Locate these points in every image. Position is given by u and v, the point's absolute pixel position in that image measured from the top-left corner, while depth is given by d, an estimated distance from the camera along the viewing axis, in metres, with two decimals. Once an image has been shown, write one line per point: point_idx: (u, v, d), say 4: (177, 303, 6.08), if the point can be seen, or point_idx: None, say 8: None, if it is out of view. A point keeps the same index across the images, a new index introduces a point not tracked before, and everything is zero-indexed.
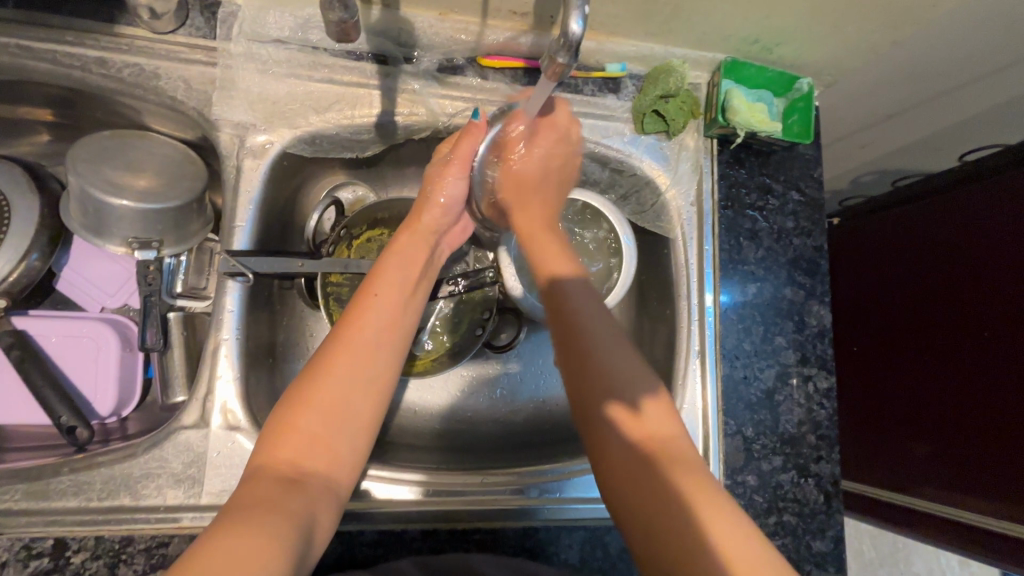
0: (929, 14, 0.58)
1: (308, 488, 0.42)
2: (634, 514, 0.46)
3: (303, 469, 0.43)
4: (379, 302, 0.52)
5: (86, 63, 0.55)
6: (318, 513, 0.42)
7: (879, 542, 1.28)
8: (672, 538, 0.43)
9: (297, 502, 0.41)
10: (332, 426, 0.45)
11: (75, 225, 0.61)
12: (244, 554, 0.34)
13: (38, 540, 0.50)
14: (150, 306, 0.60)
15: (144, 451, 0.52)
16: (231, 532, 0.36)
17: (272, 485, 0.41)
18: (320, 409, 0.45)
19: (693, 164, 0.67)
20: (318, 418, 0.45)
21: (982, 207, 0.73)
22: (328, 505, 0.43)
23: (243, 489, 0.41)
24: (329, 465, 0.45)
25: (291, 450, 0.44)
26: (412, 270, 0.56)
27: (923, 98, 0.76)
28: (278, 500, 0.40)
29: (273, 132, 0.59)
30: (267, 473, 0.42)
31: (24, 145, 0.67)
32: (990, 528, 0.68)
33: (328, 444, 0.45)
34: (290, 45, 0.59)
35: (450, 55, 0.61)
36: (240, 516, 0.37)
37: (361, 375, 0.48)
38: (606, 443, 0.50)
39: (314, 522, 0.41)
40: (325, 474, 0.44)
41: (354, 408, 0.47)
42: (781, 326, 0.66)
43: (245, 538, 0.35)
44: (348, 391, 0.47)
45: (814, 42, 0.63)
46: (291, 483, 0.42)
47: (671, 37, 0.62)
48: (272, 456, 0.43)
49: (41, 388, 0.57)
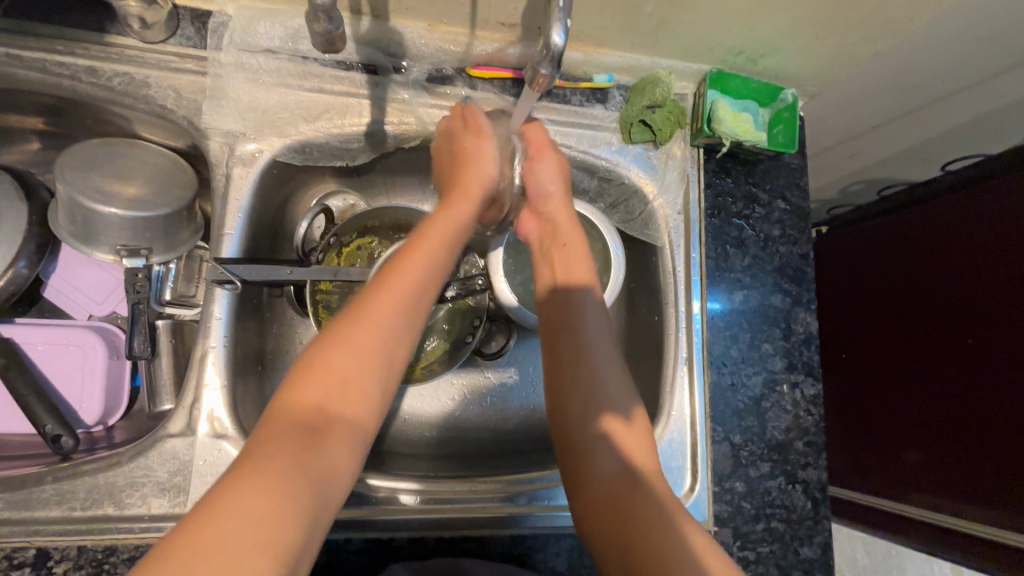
0: (907, 27, 0.59)
1: (331, 434, 0.41)
2: (608, 522, 0.49)
3: (329, 415, 0.42)
4: (421, 253, 0.50)
5: (76, 72, 0.55)
6: (337, 465, 0.41)
7: (873, 550, 1.28)
8: (639, 543, 0.46)
9: (318, 452, 0.40)
10: (364, 373, 0.44)
11: (63, 232, 0.61)
12: (251, 519, 0.35)
13: (19, 550, 0.49)
14: (138, 313, 0.60)
15: (128, 459, 0.52)
16: (244, 484, 0.36)
17: (293, 429, 0.40)
18: (353, 353, 0.44)
19: (680, 173, 0.68)
20: (348, 362, 0.43)
21: (967, 216, 0.74)
22: (349, 454, 0.42)
23: (267, 431, 0.40)
24: (357, 410, 0.43)
25: (318, 392, 0.42)
26: (455, 225, 0.55)
27: (906, 109, 0.78)
28: (300, 451, 0.39)
29: (263, 140, 0.60)
30: (289, 416, 0.41)
31: (14, 152, 0.67)
32: (972, 532, 0.69)
33: (357, 390, 0.43)
34: (280, 54, 0.59)
35: (440, 66, 0.62)
36: (250, 469, 0.37)
37: (395, 322, 0.46)
38: (585, 447, 0.53)
39: (331, 475, 0.40)
40: (351, 419, 0.43)
41: (388, 354, 0.45)
42: (768, 333, 0.66)
43: (256, 494, 0.36)
44: (382, 338, 0.45)
45: (796, 54, 0.64)
46: (315, 432, 0.41)
47: (657, 48, 0.63)
48: (296, 398, 0.42)
49: (25, 395, 0.57)
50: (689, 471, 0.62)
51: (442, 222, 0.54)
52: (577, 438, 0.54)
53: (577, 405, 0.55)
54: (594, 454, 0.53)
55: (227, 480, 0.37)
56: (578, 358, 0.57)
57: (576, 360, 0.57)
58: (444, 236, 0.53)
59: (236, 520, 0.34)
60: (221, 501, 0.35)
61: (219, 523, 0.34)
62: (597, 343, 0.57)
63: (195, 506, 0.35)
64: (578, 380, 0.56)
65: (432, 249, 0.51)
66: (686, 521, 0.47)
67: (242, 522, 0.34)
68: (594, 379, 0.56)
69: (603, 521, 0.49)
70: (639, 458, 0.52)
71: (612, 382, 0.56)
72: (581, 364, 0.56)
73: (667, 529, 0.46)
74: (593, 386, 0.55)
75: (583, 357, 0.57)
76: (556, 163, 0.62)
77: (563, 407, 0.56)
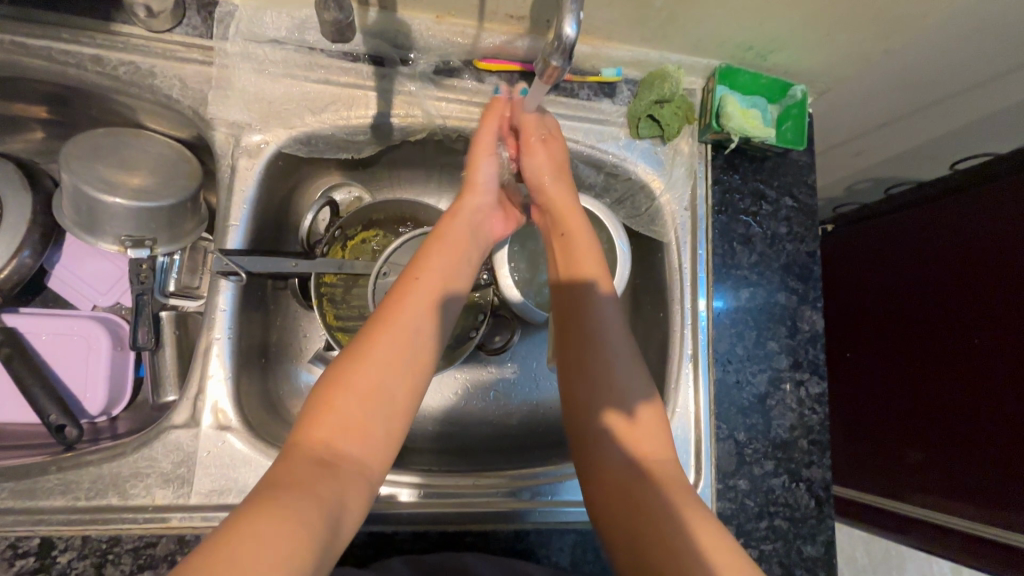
0: (919, 24, 0.58)
1: (340, 472, 0.42)
2: (622, 520, 0.48)
3: (338, 452, 0.43)
4: (421, 288, 0.52)
5: (81, 61, 0.55)
6: (349, 500, 0.41)
7: (873, 548, 1.28)
8: (652, 542, 0.45)
9: (328, 486, 0.40)
10: (369, 408, 0.45)
11: (68, 222, 0.60)
12: (275, 540, 0.34)
13: (24, 539, 0.49)
14: (142, 304, 0.60)
15: (133, 450, 0.52)
16: (264, 510, 0.36)
17: (304, 466, 0.41)
18: (360, 392, 0.45)
19: (688, 169, 0.67)
20: (355, 400, 0.45)
21: (975, 215, 0.73)
22: (359, 488, 0.42)
23: (278, 468, 0.41)
24: (366, 449, 0.44)
25: (327, 429, 0.43)
26: (455, 256, 0.56)
27: (916, 107, 0.77)
28: (312, 483, 0.40)
29: (268, 132, 0.59)
30: (301, 455, 0.42)
31: (18, 142, 0.67)
32: (975, 533, 0.69)
33: (365, 428, 0.44)
34: (286, 45, 0.59)
35: (447, 58, 0.62)
36: (270, 498, 0.37)
37: (398, 358, 0.48)
38: (597, 444, 0.53)
39: (341, 513, 0.40)
40: (358, 458, 0.43)
41: (391, 389, 0.46)
42: (774, 331, 0.66)
43: (275, 521, 0.35)
44: (388, 374, 0.47)
45: (807, 50, 0.63)
46: (326, 467, 0.41)
47: (666, 42, 0.63)
48: (307, 435, 0.43)
49: (30, 386, 0.57)
50: (693, 468, 0.62)
51: (434, 250, 0.55)
52: (585, 433, 0.54)
53: (583, 401, 0.54)
54: (604, 450, 0.52)
55: (239, 515, 0.36)
56: (586, 353, 0.55)
57: (583, 354, 0.56)
58: (438, 267, 0.54)
59: (255, 545, 0.33)
60: (238, 524, 0.35)
61: (241, 546, 0.33)
62: (605, 331, 0.56)
63: (216, 531, 0.34)
64: (587, 375, 0.55)
65: (428, 280, 0.53)
66: (698, 515, 0.47)
67: (262, 546, 0.33)
68: (606, 368, 0.55)
69: (615, 516, 0.49)
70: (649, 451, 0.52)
71: (623, 373, 0.55)
72: (592, 353, 0.55)
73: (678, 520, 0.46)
74: (600, 379, 0.54)
75: (595, 345, 0.56)
76: (548, 155, 0.61)
77: (574, 401, 0.55)
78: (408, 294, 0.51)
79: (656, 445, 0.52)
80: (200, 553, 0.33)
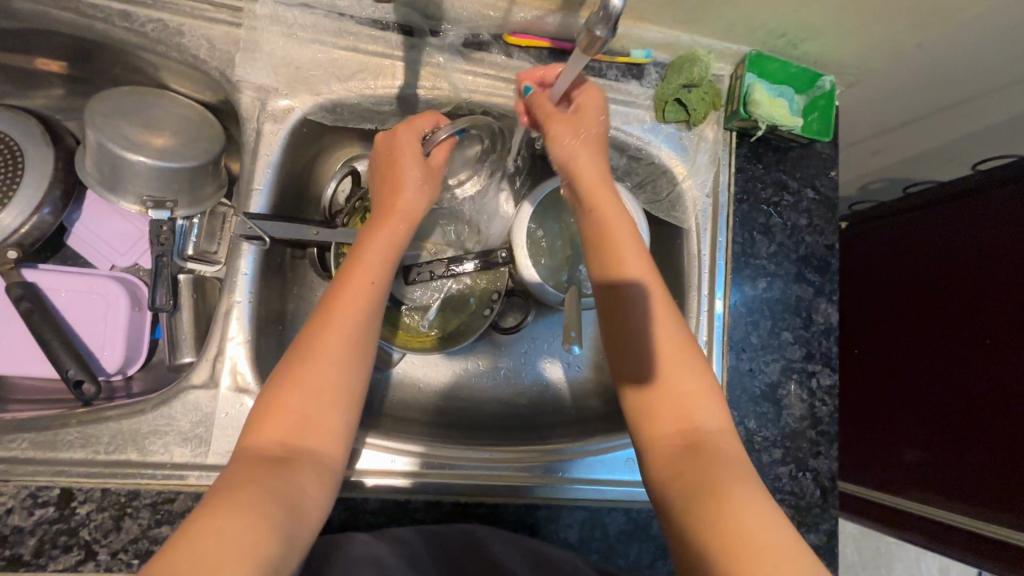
0: (956, 17, 0.58)
1: (298, 465, 0.41)
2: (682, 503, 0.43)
3: (292, 447, 0.42)
4: (364, 285, 0.49)
5: (109, 16, 0.55)
6: (308, 491, 0.41)
7: (863, 545, 1.30)
8: (715, 506, 0.40)
9: (287, 481, 0.40)
10: (319, 404, 0.44)
11: (91, 180, 0.60)
12: (230, 541, 0.33)
13: (44, 489, 0.49)
14: (161, 265, 0.60)
15: (152, 407, 0.52)
16: (219, 513, 0.35)
17: (260, 464, 0.40)
18: (309, 388, 0.44)
19: (711, 156, 0.67)
20: (306, 398, 0.44)
21: (997, 215, 0.72)
22: (318, 481, 0.42)
23: (233, 470, 0.40)
24: (321, 440, 0.44)
25: (279, 428, 0.43)
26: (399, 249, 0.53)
27: (942, 105, 0.76)
28: (269, 480, 0.39)
29: (295, 97, 0.59)
30: (256, 453, 0.41)
31: (40, 97, 0.66)
32: (957, 524, 0.72)
33: (319, 421, 0.44)
34: (316, 10, 0.58)
35: (476, 30, 0.61)
36: (227, 498, 0.37)
37: (347, 354, 0.46)
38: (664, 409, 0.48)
39: (304, 502, 0.40)
40: (315, 450, 0.43)
41: (341, 382, 0.45)
42: (788, 322, 0.66)
43: (232, 522, 0.35)
44: (334, 368, 0.45)
45: (840, 39, 0.63)
46: (281, 464, 0.41)
47: (698, 25, 0.62)
48: (262, 434, 0.42)
49: (48, 340, 0.57)
50: None
51: (375, 237, 0.52)
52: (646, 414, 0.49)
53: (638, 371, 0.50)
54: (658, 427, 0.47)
55: (200, 516, 0.35)
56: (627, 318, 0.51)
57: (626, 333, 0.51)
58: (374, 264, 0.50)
59: (213, 544, 0.33)
60: (197, 528, 0.34)
61: (200, 548, 0.33)
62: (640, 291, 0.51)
63: (175, 536, 0.34)
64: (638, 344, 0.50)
65: (375, 277, 0.50)
66: (761, 516, 0.39)
67: (222, 542, 0.33)
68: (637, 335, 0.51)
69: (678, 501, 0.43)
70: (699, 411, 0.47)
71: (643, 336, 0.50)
72: (632, 320, 0.51)
73: (740, 517, 0.39)
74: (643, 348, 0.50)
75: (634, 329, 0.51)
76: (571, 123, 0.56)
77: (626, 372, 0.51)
78: (351, 291, 0.48)
79: (688, 389, 0.48)
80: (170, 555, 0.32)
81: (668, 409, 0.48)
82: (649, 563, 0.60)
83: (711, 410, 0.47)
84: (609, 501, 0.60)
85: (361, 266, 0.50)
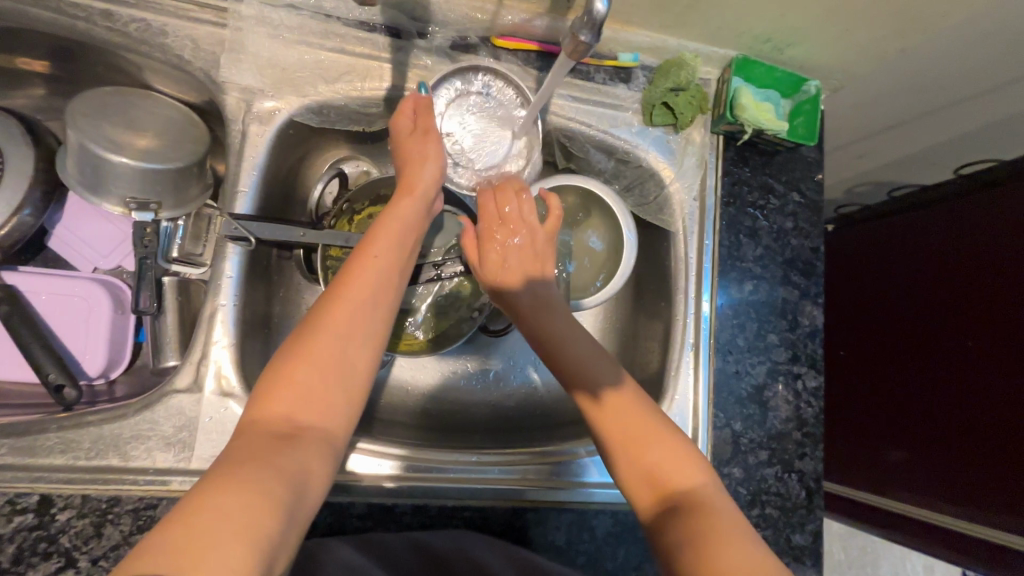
0: (937, 24, 0.59)
1: (301, 442, 0.40)
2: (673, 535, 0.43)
3: (297, 424, 0.41)
4: (377, 265, 0.49)
5: (92, 15, 0.54)
6: (310, 469, 0.40)
7: (849, 545, 1.31)
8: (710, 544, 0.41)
9: (289, 457, 0.39)
10: (325, 379, 0.43)
11: (72, 181, 0.59)
12: (232, 513, 0.33)
13: (23, 496, 0.48)
14: (144, 269, 0.59)
15: (135, 412, 0.52)
16: (224, 486, 0.35)
17: (263, 439, 0.40)
18: (314, 364, 0.43)
19: (698, 159, 0.67)
20: (314, 372, 0.43)
21: (977, 216, 0.74)
22: (322, 461, 0.41)
23: (234, 447, 0.39)
24: (324, 418, 0.43)
25: (286, 404, 0.42)
26: (410, 232, 0.53)
27: (925, 110, 0.77)
28: (270, 456, 0.38)
29: (281, 98, 0.58)
30: (259, 429, 0.41)
31: (19, 96, 0.65)
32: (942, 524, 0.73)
33: (323, 398, 0.43)
34: (302, 11, 0.58)
35: (464, 33, 0.61)
36: (230, 473, 0.36)
37: (356, 335, 0.46)
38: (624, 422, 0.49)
39: (307, 479, 0.39)
40: (321, 428, 0.42)
41: (349, 361, 0.45)
42: (774, 324, 0.67)
43: (234, 495, 0.34)
44: (343, 348, 0.45)
45: (824, 45, 0.63)
46: (285, 439, 0.40)
47: (684, 29, 0.63)
48: (266, 411, 0.42)
49: (27, 345, 0.56)
50: None
51: (391, 220, 0.53)
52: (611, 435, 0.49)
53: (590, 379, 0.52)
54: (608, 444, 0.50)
55: (205, 488, 0.35)
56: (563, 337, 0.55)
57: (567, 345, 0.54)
58: (387, 245, 0.51)
59: (216, 515, 0.33)
60: (199, 503, 0.34)
61: (198, 520, 0.32)
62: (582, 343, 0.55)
63: (170, 515, 0.33)
64: (583, 361, 0.53)
65: (387, 259, 0.50)
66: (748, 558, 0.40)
67: (223, 518, 0.33)
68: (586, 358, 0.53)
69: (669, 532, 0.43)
70: (661, 443, 0.48)
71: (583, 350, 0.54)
72: (579, 347, 0.54)
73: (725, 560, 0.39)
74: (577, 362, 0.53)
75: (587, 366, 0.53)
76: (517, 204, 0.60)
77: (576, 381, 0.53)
78: (362, 271, 0.48)
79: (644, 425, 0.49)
80: (172, 532, 0.32)
81: (612, 432, 0.49)
82: (637, 565, 0.60)
83: (687, 466, 0.47)
84: (596, 503, 0.60)
85: (374, 246, 0.50)
